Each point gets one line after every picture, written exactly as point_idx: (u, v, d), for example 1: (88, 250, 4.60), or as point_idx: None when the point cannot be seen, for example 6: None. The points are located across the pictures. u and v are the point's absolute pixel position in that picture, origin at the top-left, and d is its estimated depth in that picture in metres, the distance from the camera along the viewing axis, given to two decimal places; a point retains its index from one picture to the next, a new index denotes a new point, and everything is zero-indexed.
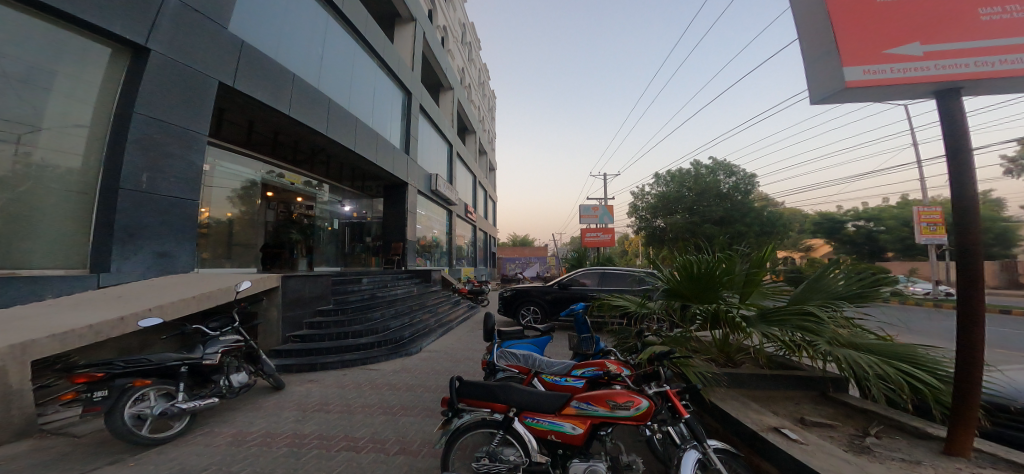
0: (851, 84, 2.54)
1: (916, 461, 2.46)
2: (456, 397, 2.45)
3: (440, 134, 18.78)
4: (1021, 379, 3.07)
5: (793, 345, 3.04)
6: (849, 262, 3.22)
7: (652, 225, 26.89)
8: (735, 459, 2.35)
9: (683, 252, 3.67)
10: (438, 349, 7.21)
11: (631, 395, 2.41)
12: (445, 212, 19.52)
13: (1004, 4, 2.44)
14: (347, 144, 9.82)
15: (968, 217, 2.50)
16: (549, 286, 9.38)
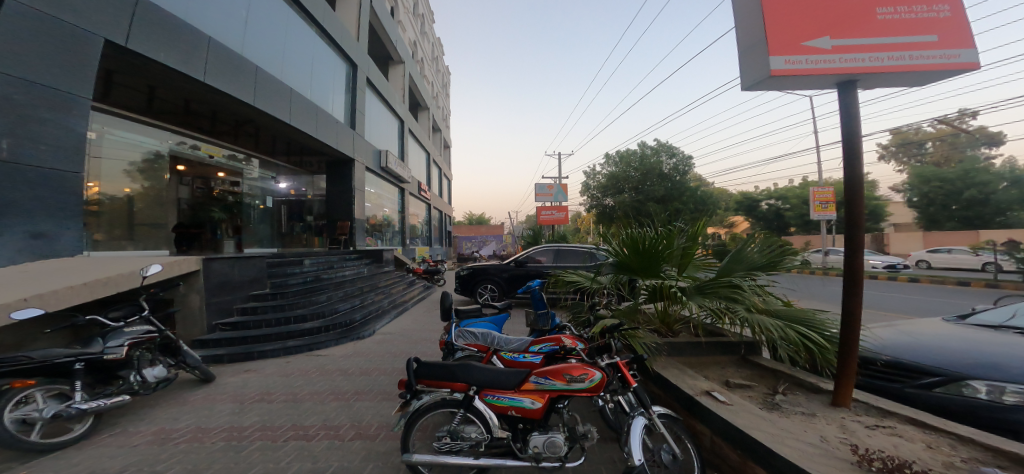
0: (776, 73, 2.70)
1: (811, 414, 2.75)
2: (413, 379, 2.41)
3: (390, 109, 18.04)
4: (883, 336, 3.55)
5: (719, 313, 3.30)
6: (762, 235, 3.52)
7: (603, 203, 27.74)
8: (676, 423, 2.47)
9: (629, 229, 3.83)
10: (395, 331, 7.10)
11: (585, 368, 2.46)
12: (397, 190, 18.98)
13: (897, 5, 2.66)
14: (280, 116, 9.18)
15: (856, 193, 2.78)
16: (505, 264, 9.48)
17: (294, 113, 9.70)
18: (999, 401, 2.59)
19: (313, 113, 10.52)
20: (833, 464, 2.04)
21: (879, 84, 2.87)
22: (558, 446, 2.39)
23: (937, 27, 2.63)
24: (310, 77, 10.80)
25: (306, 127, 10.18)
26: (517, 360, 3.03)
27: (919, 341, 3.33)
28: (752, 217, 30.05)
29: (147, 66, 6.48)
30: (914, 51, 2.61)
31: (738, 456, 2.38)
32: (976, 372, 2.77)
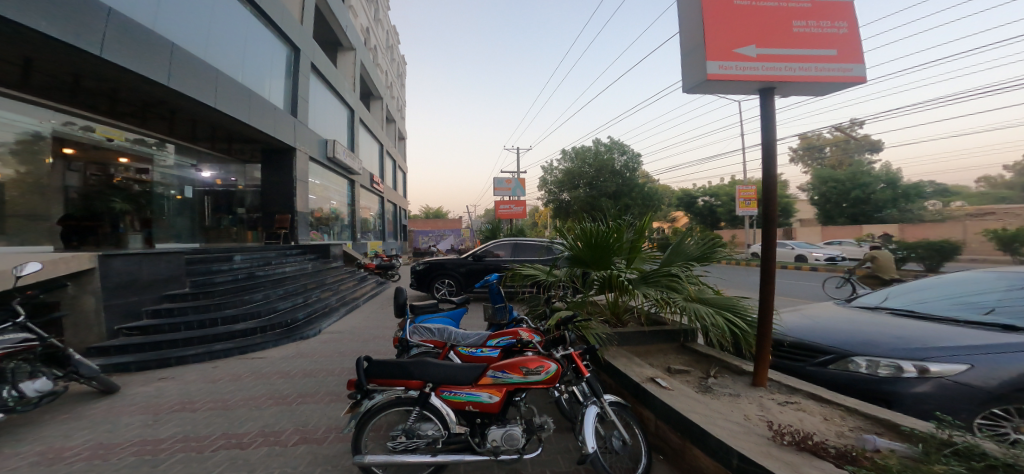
0: (711, 77, 2.88)
1: (734, 394, 2.98)
2: (364, 379, 2.35)
3: (340, 98, 17.26)
4: (792, 320, 3.90)
5: (662, 302, 3.49)
6: (698, 229, 3.80)
7: (559, 198, 28.22)
8: (625, 411, 2.51)
9: (582, 223, 3.95)
10: (344, 329, 6.80)
11: (541, 360, 2.48)
12: (347, 182, 18.23)
13: (814, 19, 2.92)
14: (203, 99, 8.45)
15: (771, 190, 3.05)
16: (463, 259, 9.37)
17: (220, 97, 8.95)
18: (875, 373, 2.90)
19: (245, 97, 9.78)
20: (754, 440, 2.21)
21: (795, 92, 3.15)
22: (516, 438, 2.36)
23: (842, 41, 2.91)
24: (241, 59, 10.05)
25: (236, 112, 9.48)
26: (473, 355, 2.93)
27: (816, 323, 3.65)
28: (690, 213, 32.00)
29: (23, 35, 5.68)
30: (821, 63, 2.90)
31: (679, 439, 2.51)
32: (857, 348, 3.07)
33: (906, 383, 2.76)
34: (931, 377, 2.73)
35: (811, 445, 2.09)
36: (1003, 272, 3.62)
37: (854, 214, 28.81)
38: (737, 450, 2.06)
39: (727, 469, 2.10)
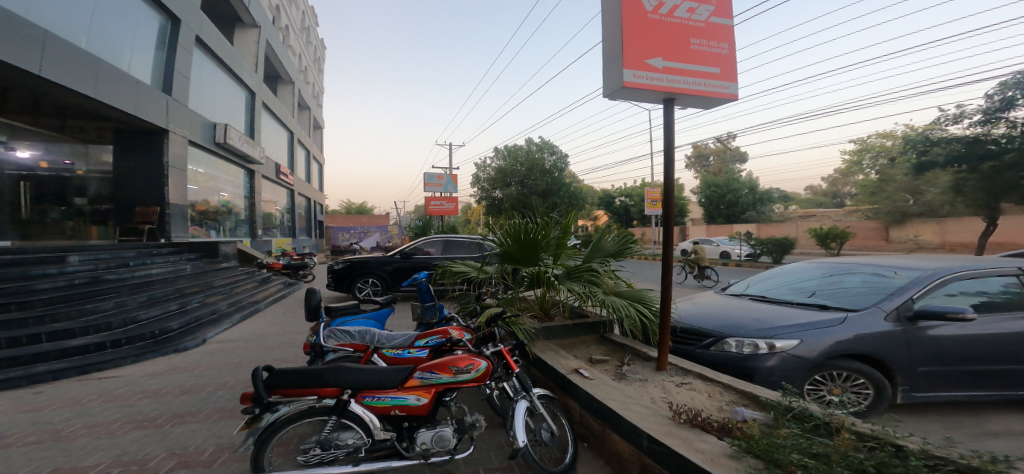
0: (627, 84, 2.98)
1: (644, 380, 3.26)
2: (264, 391, 2.07)
3: (236, 78, 15.45)
4: (686, 307, 4.42)
5: (583, 296, 3.67)
6: (616, 228, 4.05)
7: (492, 195, 29.04)
8: (553, 403, 2.58)
9: (512, 219, 3.97)
10: (236, 338, 6.03)
11: (471, 358, 2.38)
12: (243, 172, 16.32)
13: (711, 40, 3.17)
14: (23, 65, 6.89)
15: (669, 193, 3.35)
16: (388, 257, 8.89)
17: (49, 61, 7.35)
18: (740, 352, 3.38)
19: (91, 67, 8.22)
20: (656, 421, 2.40)
21: (691, 105, 3.40)
22: (447, 439, 2.27)
23: (730, 64, 3.22)
24: (86, 22, 8.48)
25: (76, 84, 7.89)
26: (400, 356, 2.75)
27: (701, 311, 4.12)
28: (610, 211, 35.57)
29: None
30: (715, 82, 3.17)
31: (600, 426, 2.66)
32: (729, 331, 3.54)
33: (762, 358, 3.25)
34: (778, 351, 3.24)
35: (702, 421, 2.35)
36: (822, 263, 4.44)
37: (726, 214, 33.46)
38: (647, 432, 2.21)
39: (639, 450, 2.26)
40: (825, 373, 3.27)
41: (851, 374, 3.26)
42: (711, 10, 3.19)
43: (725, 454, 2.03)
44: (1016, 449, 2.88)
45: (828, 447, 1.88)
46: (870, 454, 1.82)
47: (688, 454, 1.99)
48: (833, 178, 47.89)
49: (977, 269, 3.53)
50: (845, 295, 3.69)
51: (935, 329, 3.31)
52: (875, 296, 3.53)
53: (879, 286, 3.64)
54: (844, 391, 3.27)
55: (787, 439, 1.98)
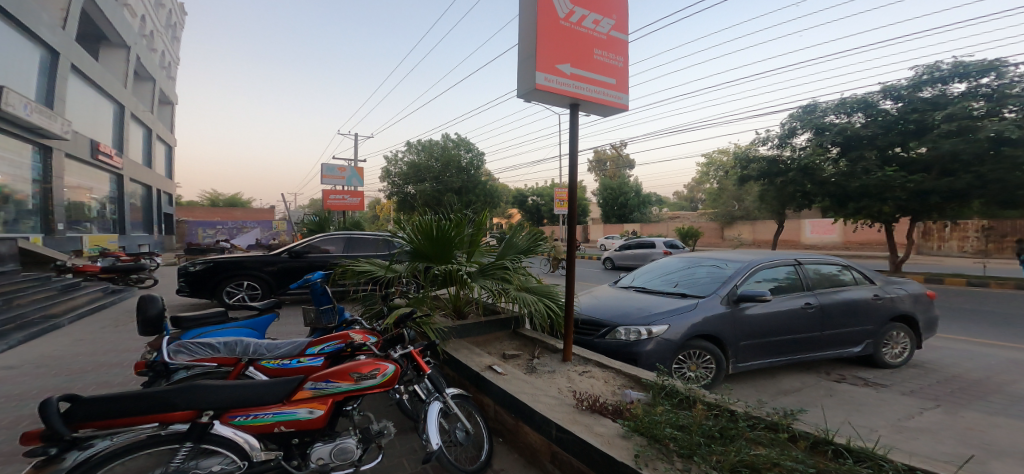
0: (539, 87, 3.05)
1: (552, 371, 3.42)
2: (63, 426, 1.56)
3: (25, 28, 11.97)
4: (588, 299, 4.79)
5: (496, 294, 3.64)
6: (528, 225, 4.11)
7: (404, 190, 28.40)
8: (468, 401, 2.54)
9: (423, 214, 3.78)
10: (22, 363, 4.67)
11: (377, 363, 2.27)
12: (30, 148, 12.66)
13: (612, 54, 3.40)
14: None
15: (574, 193, 3.41)
16: (271, 256, 7.73)
17: None
18: (625, 338, 3.84)
19: None
20: (562, 409, 2.53)
21: (591, 112, 3.62)
22: (350, 451, 2.11)
23: (625, 78, 3.50)
24: None
25: None
26: (285, 366, 2.44)
27: (598, 302, 4.56)
28: (523, 209, 40.60)
29: None
30: (611, 93, 3.41)
31: (513, 420, 2.71)
32: (619, 320, 4.00)
33: (642, 343, 3.74)
34: (656, 336, 3.75)
35: (599, 406, 2.55)
36: (685, 256, 5.19)
37: (620, 214, 38.62)
38: (555, 421, 2.31)
39: (549, 439, 2.35)
40: (688, 352, 3.85)
41: (703, 352, 3.89)
42: (612, 23, 3.38)
43: (619, 434, 2.20)
44: (800, 403, 3.78)
45: (690, 420, 2.22)
46: (718, 422, 2.20)
47: (589, 438, 2.12)
48: (690, 185, 57.25)
49: (773, 259, 4.57)
50: (700, 283, 4.41)
51: (751, 308, 4.12)
52: (716, 284, 4.27)
53: (716, 274, 4.46)
54: (699, 367, 3.89)
55: (662, 416, 2.24)
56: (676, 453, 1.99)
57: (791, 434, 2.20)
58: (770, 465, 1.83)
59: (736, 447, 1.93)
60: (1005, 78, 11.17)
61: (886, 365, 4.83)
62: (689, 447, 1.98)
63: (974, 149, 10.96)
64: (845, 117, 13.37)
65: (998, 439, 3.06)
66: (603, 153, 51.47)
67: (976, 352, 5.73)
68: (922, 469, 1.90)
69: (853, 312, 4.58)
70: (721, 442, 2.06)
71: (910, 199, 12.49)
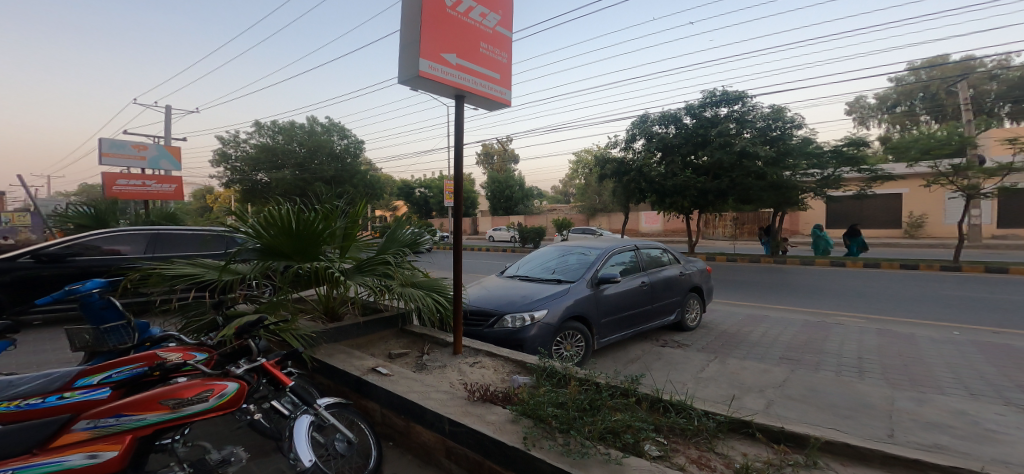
0: (422, 74, 2.88)
1: (443, 366, 3.38)
2: None
3: None
4: (474, 291, 4.86)
5: (377, 290, 3.42)
6: (411, 218, 4.04)
7: (253, 178, 24.84)
8: (347, 409, 2.29)
9: (275, 205, 3.30)
10: None
11: (207, 384, 1.91)
12: None
13: (494, 49, 3.43)
14: None
15: (458, 186, 3.34)
16: (2, 262, 5.82)
17: None
18: (512, 326, 4.03)
19: None
20: (450, 402, 2.51)
21: (474, 106, 3.59)
22: None
23: (506, 73, 3.57)
24: None
25: None
26: (33, 408, 1.75)
27: (485, 293, 4.68)
28: (409, 201, 39.73)
29: None
30: (493, 86, 3.44)
31: (403, 420, 2.59)
32: (504, 309, 4.17)
33: (526, 329, 3.97)
34: (538, 321, 4.01)
35: (489, 395, 2.60)
36: (560, 245, 5.63)
37: (505, 207, 40.16)
38: (448, 417, 2.30)
39: (442, 435, 2.32)
40: (565, 334, 4.22)
41: (575, 332, 4.29)
42: (497, 19, 3.42)
43: (508, 420, 2.28)
44: (641, 369, 4.45)
45: (567, 396, 2.41)
46: (587, 395, 2.44)
47: (481, 428, 2.16)
48: (564, 180, 62.54)
49: (620, 245, 5.31)
50: (571, 269, 4.85)
51: (612, 289, 4.69)
52: (584, 269, 4.76)
53: (583, 261, 4.97)
54: (573, 347, 4.28)
55: (545, 396, 2.39)
56: (557, 429, 2.13)
57: (637, 398, 2.58)
58: (626, 428, 2.14)
59: (601, 415, 2.18)
60: (744, 107, 14.74)
61: (689, 329, 5.96)
62: (567, 423, 2.14)
63: (729, 159, 14.56)
64: (664, 127, 15.81)
65: (761, 377, 4.07)
66: (490, 146, 52.56)
67: (729, 310, 7.52)
68: (715, 412, 2.43)
69: (672, 286, 5.52)
70: (590, 413, 2.29)
71: (697, 197, 15.67)
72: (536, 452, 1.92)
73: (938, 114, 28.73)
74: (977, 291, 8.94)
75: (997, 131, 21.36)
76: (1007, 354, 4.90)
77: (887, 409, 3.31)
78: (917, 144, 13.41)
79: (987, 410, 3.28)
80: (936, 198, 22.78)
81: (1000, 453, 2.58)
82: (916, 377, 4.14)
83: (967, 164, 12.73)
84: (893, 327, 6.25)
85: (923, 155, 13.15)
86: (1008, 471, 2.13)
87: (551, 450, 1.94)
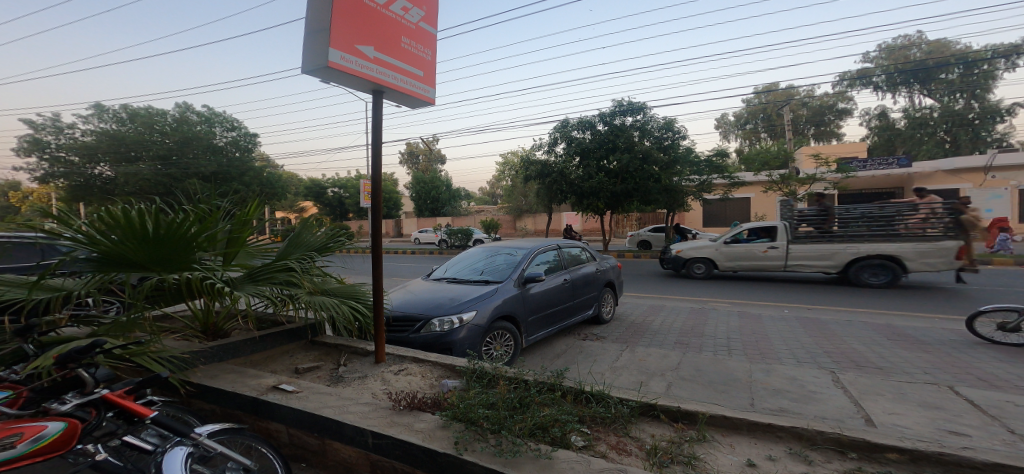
0: (332, 65, 2.67)
1: (363, 376, 3.18)
2: None
3: None
4: (397, 297, 4.65)
5: (277, 300, 3.11)
6: (320, 219, 3.79)
7: (93, 172, 20.80)
8: (241, 433, 2.00)
9: (124, 204, 2.77)
10: None
11: (12, 429, 1.64)
12: None
13: (415, 42, 3.31)
14: None
15: (376, 189, 3.16)
16: None
17: None
18: (440, 329, 3.95)
19: None
20: (369, 414, 2.38)
21: (395, 102, 3.45)
22: None
23: (429, 69, 3.48)
24: None
25: None
26: None
27: (412, 297, 4.53)
28: (318, 202, 36.86)
29: None
30: (412, 81, 3.31)
31: (317, 439, 2.38)
32: (432, 312, 4.07)
33: (455, 332, 3.92)
34: (467, 323, 3.99)
35: (417, 402, 2.51)
36: (485, 246, 5.64)
37: (431, 208, 39.34)
38: (371, 429, 2.18)
39: (365, 450, 2.18)
40: (493, 334, 4.24)
41: (503, 332, 4.34)
42: (421, 14, 3.33)
43: (438, 426, 2.23)
44: (563, 364, 4.64)
45: (496, 396, 2.42)
46: (516, 394, 2.47)
47: (408, 437, 2.09)
48: (489, 180, 63.26)
49: (543, 244, 5.49)
50: (498, 270, 4.90)
51: (537, 287, 4.82)
52: (511, 269, 4.84)
53: (509, 261, 5.05)
54: (502, 346, 4.33)
55: (474, 399, 2.37)
56: (489, 430, 2.13)
57: (561, 391, 2.69)
58: (553, 422, 2.20)
59: (530, 411, 2.23)
60: (644, 117, 16.14)
61: (604, 321, 6.36)
62: (498, 422, 2.14)
63: (636, 162, 15.76)
64: (582, 132, 16.69)
65: (661, 362, 4.49)
66: (415, 145, 51.24)
67: (632, 302, 8.20)
68: (627, 398, 2.63)
69: (591, 282, 5.85)
70: (520, 410, 2.33)
71: (610, 199, 16.65)
72: (467, 455, 1.91)
73: (773, 132, 34.47)
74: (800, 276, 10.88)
75: (808, 148, 26.30)
76: (821, 326, 6.03)
77: (749, 380, 3.86)
78: (758, 157, 15.90)
79: (811, 373, 4.00)
80: (770, 201, 27.17)
81: (821, 409, 3.17)
82: (766, 351, 4.90)
83: (789, 174, 15.30)
84: (750, 309, 7.32)
85: (763, 166, 15.63)
86: (827, 423, 2.63)
87: (483, 452, 1.94)
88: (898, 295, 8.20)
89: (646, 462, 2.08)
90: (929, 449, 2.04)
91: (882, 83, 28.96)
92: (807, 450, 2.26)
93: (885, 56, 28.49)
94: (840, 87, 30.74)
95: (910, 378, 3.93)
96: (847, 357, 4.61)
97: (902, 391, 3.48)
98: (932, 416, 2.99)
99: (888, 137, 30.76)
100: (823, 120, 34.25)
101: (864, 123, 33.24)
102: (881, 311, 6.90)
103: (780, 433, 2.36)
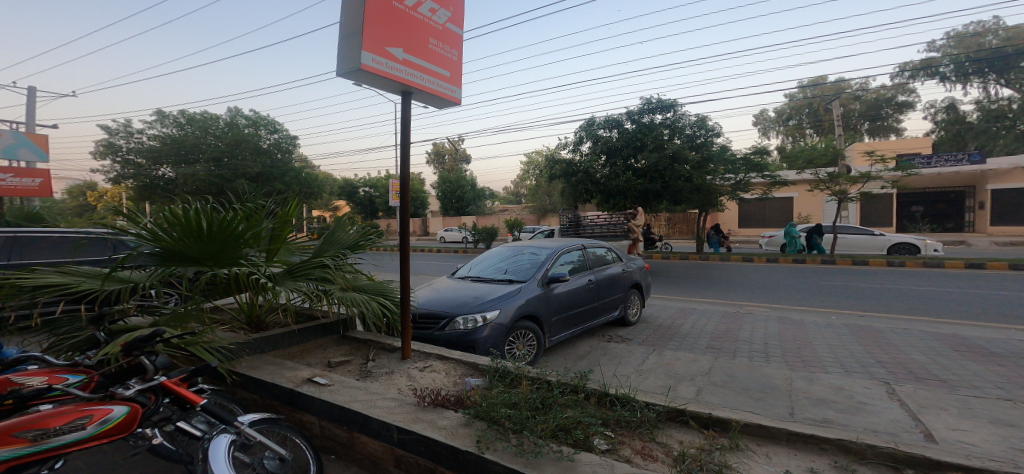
0: (364, 67, 2.74)
1: (390, 372, 3.26)
2: None
3: None
4: (422, 295, 4.74)
5: (313, 295, 3.24)
6: (354, 218, 3.91)
7: (154, 174, 22.29)
8: (279, 424, 2.10)
9: (182, 202, 2.95)
10: None
11: (82, 411, 1.73)
12: None
13: (441, 43, 3.36)
14: None
15: (407, 189, 3.22)
16: None
17: None
18: (465, 327, 3.99)
19: None
20: (396, 409, 2.43)
21: (423, 102, 3.51)
22: None
23: (455, 70, 3.52)
24: None
25: None
26: None
27: (437, 294, 4.61)
28: (353, 201, 37.99)
29: None
30: (439, 81, 3.36)
31: (346, 432, 2.46)
32: (456, 311, 4.12)
33: (479, 330, 3.96)
34: (490, 322, 4.01)
35: (441, 399, 2.55)
36: (509, 245, 5.65)
37: (458, 207, 39.81)
38: (396, 424, 2.23)
39: (391, 444, 2.24)
40: (517, 333, 4.25)
41: (527, 331, 4.34)
42: (448, 15, 3.37)
43: (461, 424, 2.25)
44: (588, 365, 4.60)
45: (520, 396, 2.42)
46: (538, 394, 2.47)
47: (432, 434, 2.12)
48: (516, 180, 63.26)
49: (568, 244, 5.44)
50: (522, 270, 4.90)
51: (561, 287, 4.79)
52: (535, 269, 4.83)
53: (533, 261, 5.04)
54: (525, 346, 4.33)
55: (498, 398, 2.38)
56: (511, 430, 2.14)
57: (586, 393, 2.66)
58: (577, 424, 2.19)
59: (553, 413, 2.22)
60: (673, 114, 15.72)
61: (630, 324, 6.24)
62: (520, 423, 2.14)
63: (665, 161, 15.38)
64: (609, 131, 16.45)
65: (691, 367, 4.36)
66: (442, 145, 51.83)
67: (661, 305, 8.00)
68: (654, 402, 2.58)
69: (616, 283, 5.75)
70: (543, 411, 2.32)
71: (638, 198, 16.36)
72: (489, 454, 1.92)
73: (820, 128, 32.71)
74: (847, 281, 10.28)
75: (860, 145, 24.81)
76: (870, 334, 5.68)
77: (787, 389, 3.69)
78: (802, 155, 15.12)
79: (859, 384, 3.77)
80: (816, 201, 25.84)
81: (868, 422, 2.99)
82: (807, 358, 4.66)
83: (838, 172, 14.48)
84: (790, 315, 6.99)
85: (808, 164, 14.83)
86: (875, 437, 2.47)
87: (506, 451, 1.95)
88: (959, 303, 7.60)
89: (672, 468, 2.03)
90: (993, 470, 1.88)
91: (946, 74, 26.85)
92: (853, 464, 2.13)
93: (953, 45, 26.38)
94: (897, 79, 28.73)
95: (973, 392, 3.64)
96: (899, 368, 4.32)
97: (961, 406, 3.22)
98: (997, 434, 2.76)
99: (958, 131, 28.63)
100: (876, 115, 32.20)
101: (925, 117, 30.97)
102: (939, 320, 6.42)
103: (822, 446, 2.25)
